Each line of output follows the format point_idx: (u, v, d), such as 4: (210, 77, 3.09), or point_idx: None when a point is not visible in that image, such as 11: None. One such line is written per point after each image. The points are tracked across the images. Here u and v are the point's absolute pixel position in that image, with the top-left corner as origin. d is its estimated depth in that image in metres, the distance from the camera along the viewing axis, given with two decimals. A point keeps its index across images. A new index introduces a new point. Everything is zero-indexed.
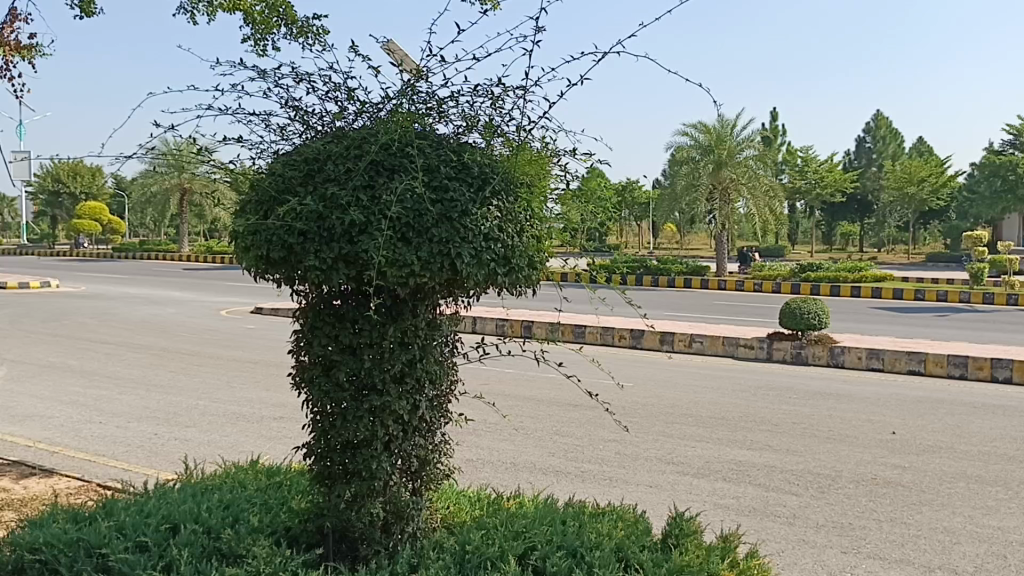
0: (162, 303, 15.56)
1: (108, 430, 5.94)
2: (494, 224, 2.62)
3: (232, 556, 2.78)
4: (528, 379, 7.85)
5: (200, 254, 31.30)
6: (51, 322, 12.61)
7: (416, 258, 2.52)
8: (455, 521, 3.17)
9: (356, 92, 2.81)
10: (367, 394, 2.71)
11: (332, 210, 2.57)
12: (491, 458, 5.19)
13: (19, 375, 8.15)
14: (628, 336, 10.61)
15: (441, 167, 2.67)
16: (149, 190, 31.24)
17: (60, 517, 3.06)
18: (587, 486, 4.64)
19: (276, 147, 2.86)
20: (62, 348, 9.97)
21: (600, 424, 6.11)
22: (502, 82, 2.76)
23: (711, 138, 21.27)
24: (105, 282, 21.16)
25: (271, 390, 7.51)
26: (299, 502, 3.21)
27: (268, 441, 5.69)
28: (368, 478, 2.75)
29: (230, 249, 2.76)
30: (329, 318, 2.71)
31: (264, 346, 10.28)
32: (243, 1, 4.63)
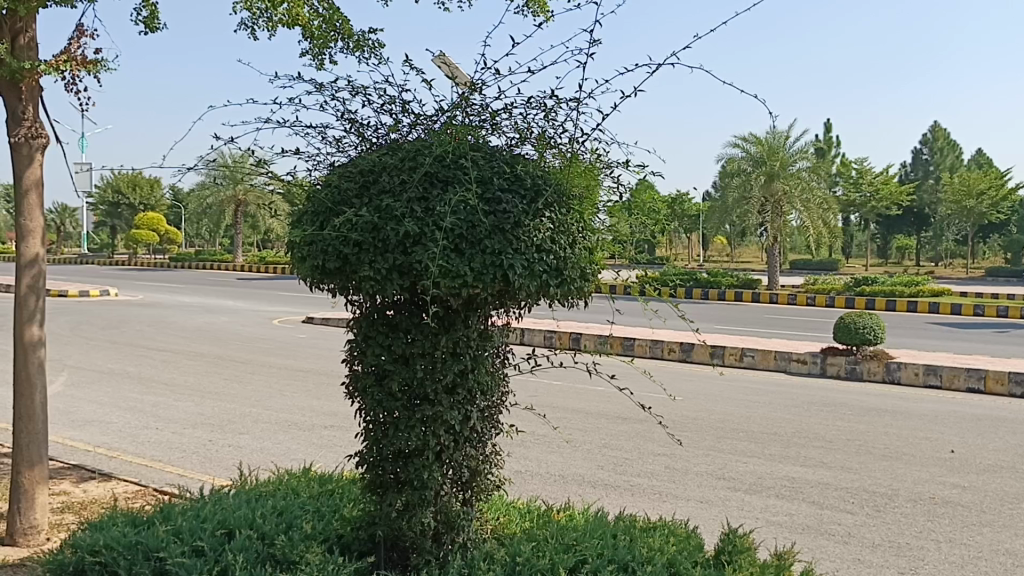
0: (217, 312, 15.87)
1: (165, 436, 6.06)
2: (547, 236, 2.63)
3: (286, 562, 2.82)
4: (576, 391, 7.82)
5: (254, 264, 31.84)
6: (111, 329, 12.94)
7: (469, 269, 2.54)
8: (505, 532, 3.17)
9: (411, 104, 2.85)
10: (419, 404, 2.72)
11: (386, 220, 2.60)
12: (540, 470, 5.18)
13: (80, 381, 8.37)
14: (678, 350, 10.51)
15: (495, 179, 2.68)
16: (205, 202, 31.94)
17: (119, 520, 3.13)
18: (636, 500, 4.61)
19: (333, 159, 2.91)
20: (121, 355, 10.22)
21: (649, 437, 6.06)
22: (555, 95, 2.77)
23: (763, 150, 21.01)
24: (162, 290, 21.68)
25: (322, 399, 7.60)
26: (351, 510, 3.23)
27: (319, 449, 5.76)
28: (419, 487, 2.77)
29: (287, 260, 2.80)
30: (382, 328, 2.74)
31: (316, 356, 10.41)
32: (301, 16, 4.71)
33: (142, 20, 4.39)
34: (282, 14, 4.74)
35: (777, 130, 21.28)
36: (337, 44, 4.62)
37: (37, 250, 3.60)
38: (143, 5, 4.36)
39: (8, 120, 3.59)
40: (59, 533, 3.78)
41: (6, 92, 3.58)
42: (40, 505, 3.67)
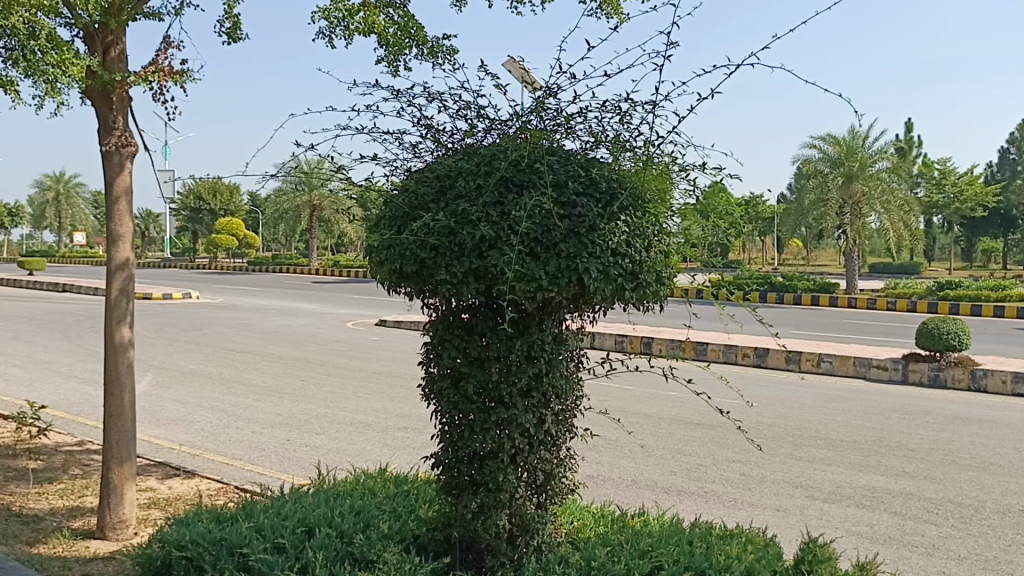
0: (293, 315, 16.23)
1: (245, 436, 6.23)
2: (622, 239, 2.62)
3: (364, 560, 2.88)
4: (649, 396, 7.76)
5: (328, 267, 32.46)
6: (193, 331, 13.34)
7: (544, 273, 2.55)
8: (580, 536, 3.16)
9: (486, 109, 2.87)
10: (494, 406, 2.74)
11: (462, 225, 2.62)
12: (612, 475, 5.15)
13: (164, 381, 8.67)
14: (753, 355, 10.33)
15: (570, 182, 2.68)
16: (282, 207, 32.71)
17: (204, 515, 3.22)
18: (712, 507, 4.55)
19: (409, 164, 2.95)
20: (203, 356, 10.53)
21: (724, 444, 5.97)
22: (630, 98, 2.76)
23: (841, 150, 20.55)
24: (242, 293, 22.26)
25: (396, 400, 7.70)
26: (426, 511, 3.27)
27: (393, 450, 5.84)
28: (494, 490, 2.79)
29: (365, 264, 2.85)
30: (458, 332, 2.76)
31: (389, 358, 10.55)
32: (378, 24, 4.79)
33: (225, 31, 4.53)
34: (359, 23, 4.83)
35: (856, 131, 20.92)
36: (411, 51, 4.68)
37: (127, 255, 3.74)
38: (226, 17, 4.50)
39: (100, 130, 3.75)
40: (146, 528, 3.91)
41: (98, 103, 3.74)
42: (128, 501, 3.81)
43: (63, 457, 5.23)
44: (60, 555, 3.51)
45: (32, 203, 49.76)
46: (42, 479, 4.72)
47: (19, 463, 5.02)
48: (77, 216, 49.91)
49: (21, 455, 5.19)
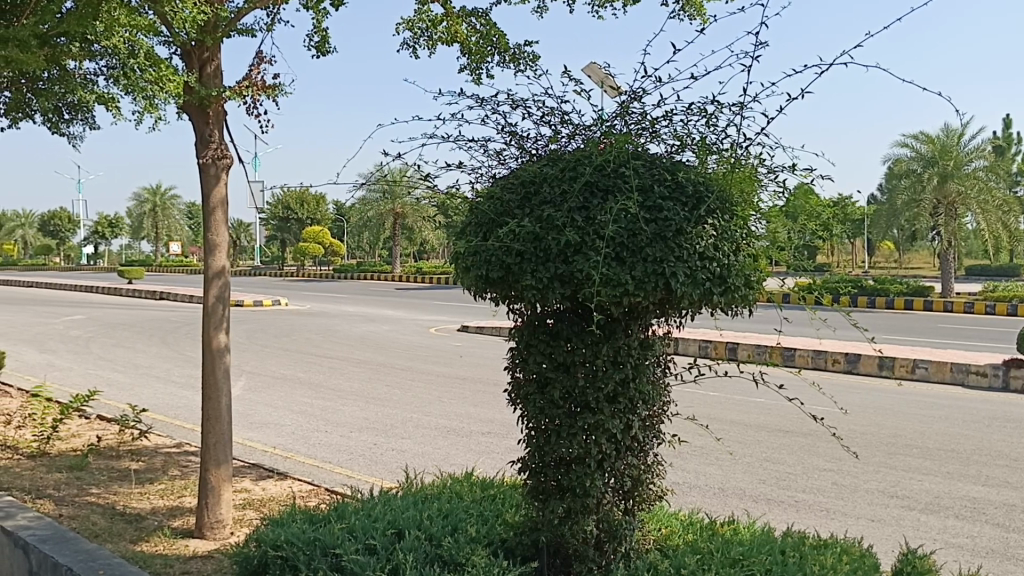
0: (378, 321, 16.53)
1: (334, 439, 6.37)
2: (710, 243, 2.59)
3: (453, 563, 2.90)
4: (735, 402, 7.62)
5: (411, 274, 32.98)
6: (282, 337, 13.72)
7: (630, 277, 2.53)
8: (669, 543, 3.13)
9: (570, 115, 2.88)
10: (580, 411, 2.74)
11: (548, 230, 2.63)
12: (699, 482, 5.08)
13: (256, 385, 8.94)
14: (843, 361, 10.06)
15: (656, 186, 2.67)
16: (366, 217, 33.37)
17: (298, 516, 3.31)
18: (803, 516, 4.44)
19: (494, 171, 2.98)
20: (292, 361, 10.82)
21: (815, 452, 5.83)
22: (716, 99, 2.73)
23: (934, 149, 19.90)
24: (328, 300, 22.80)
25: (479, 406, 7.76)
26: (512, 515, 3.29)
27: (477, 454, 5.89)
28: (582, 495, 2.78)
29: (451, 271, 2.88)
30: (543, 337, 2.77)
31: (472, 364, 10.64)
32: (459, 33, 4.85)
33: (314, 45, 4.65)
34: (442, 32, 4.90)
35: (951, 129, 20.19)
36: (493, 58, 4.71)
37: (223, 263, 3.87)
38: (315, 31, 4.63)
39: (198, 144, 3.91)
40: (242, 528, 4.03)
41: (195, 118, 3.89)
42: (224, 501, 3.93)
43: (163, 458, 5.44)
44: (161, 553, 3.65)
45: (130, 215, 52.02)
46: (144, 480, 4.93)
47: (122, 464, 5.24)
48: (173, 227, 51.93)
49: (124, 456, 5.43)
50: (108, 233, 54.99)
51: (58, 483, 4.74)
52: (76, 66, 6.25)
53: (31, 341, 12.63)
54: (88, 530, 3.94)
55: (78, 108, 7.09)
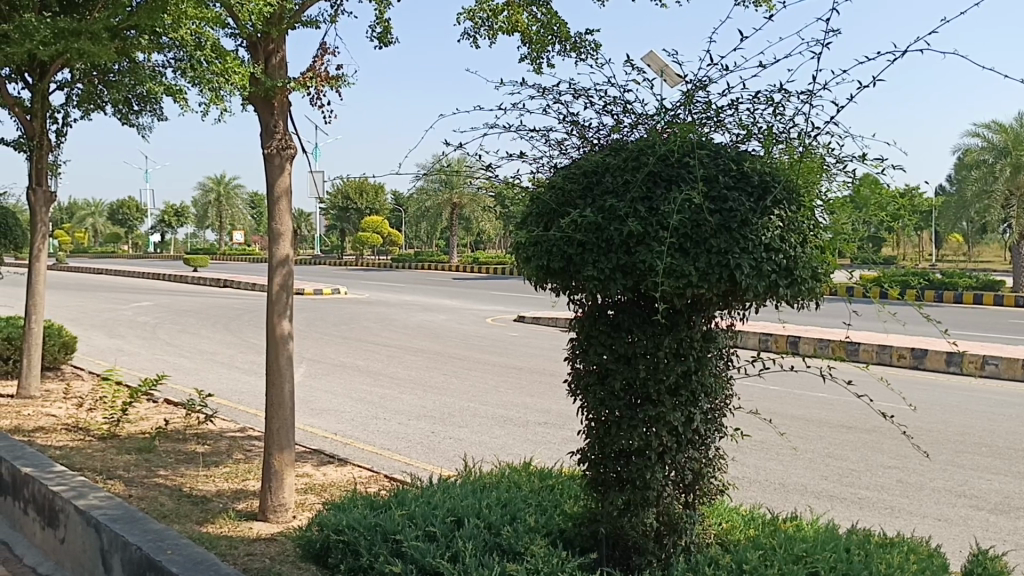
0: (434, 310, 16.63)
1: (392, 426, 6.45)
2: (776, 234, 2.54)
3: (512, 552, 2.91)
4: (796, 397, 7.49)
5: (467, 264, 33.12)
6: (342, 325, 13.90)
7: (694, 269, 2.50)
8: (730, 538, 3.10)
9: (633, 104, 2.85)
10: (641, 404, 2.72)
11: (610, 220, 2.61)
12: (759, 477, 5.01)
13: (317, 372, 9.08)
14: (909, 356, 9.83)
15: (720, 177, 2.63)
16: (423, 207, 33.62)
17: (359, 502, 3.36)
18: (866, 514, 4.35)
19: (556, 161, 2.96)
20: (352, 349, 10.96)
21: (879, 449, 5.70)
22: (784, 88, 2.67)
23: (1008, 139, 19.21)
24: (386, 289, 23.04)
25: (536, 396, 7.77)
26: (571, 506, 3.29)
27: (534, 444, 5.90)
28: (642, 488, 2.76)
29: (512, 261, 2.87)
30: (604, 328, 2.75)
31: (529, 354, 10.65)
32: (520, 22, 4.84)
33: (376, 36, 4.69)
34: (503, 22, 4.89)
35: None
36: (554, 47, 4.69)
37: (287, 251, 3.93)
38: (377, 22, 4.66)
39: (262, 135, 3.96)
40: (304, 512, 4.11)
41: (261, 109, 3.94)
42: (287, 485, 4.00)
43: (228, 442, 5.57)
44: (227, 535, 3.73)
45: (195, 204, 53.25)
46: (209, 463, 5.04)
47: (188, 447, 5.38)
48: (236, 216, 53.00)
49: (190, 439, 5.56)
50: (174, 222, 56.42)
51: (128, 464, 4.88)
52: (146, 58, 6.43)
53: (102, 327, 13.04)
54: (156, 510, 4.05)
55: (147, 99, 7.26)
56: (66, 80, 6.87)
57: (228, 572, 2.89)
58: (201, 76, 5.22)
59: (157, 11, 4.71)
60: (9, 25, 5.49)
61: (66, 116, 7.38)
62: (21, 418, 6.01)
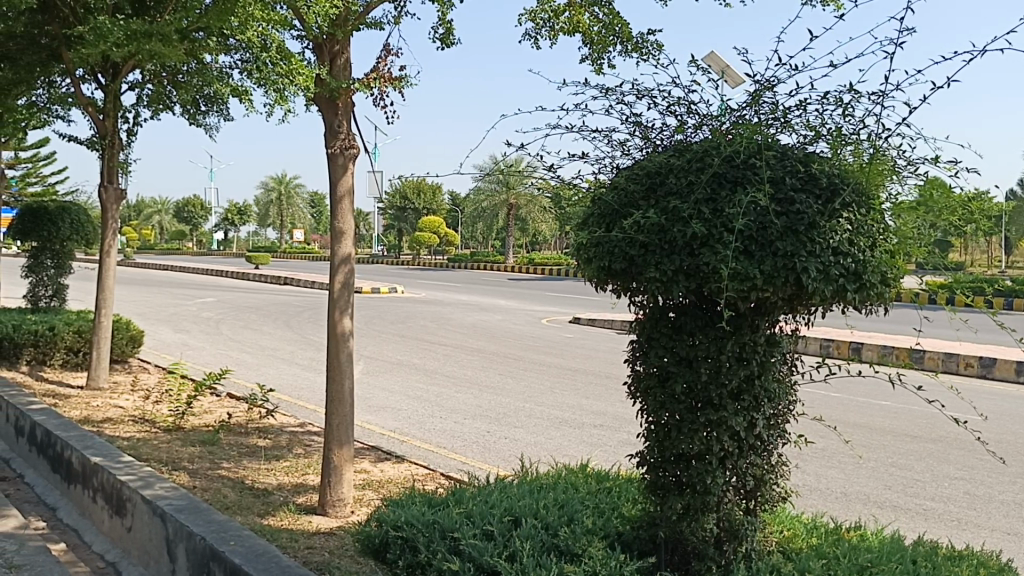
0: (490, 310, 16.67)
1: (448, 425, 6.49)
2: (845, 237, 2.48)
3: (569, 553, 2.90)
4: (859, 404, 7.32)
5: (523, 265, 33.15)
6: (400, 324, 14.04)
7: (759, 271, 2.46)
8: (791, 546, 3.05)
9: (696, 105, 2.82)
10: (703, 407, 2.69)
11: (674, 222, 2.58)
12: (820, 485, 4.92)
13: (374, 370, 9.18)
14: (976, 365, 9.56)
15: (787, 179, 2.59)
16: (480, 207, 33.76)
17: (417, 499, 3.38)
18: (932, 525, 4.24)
19: (618, 161, 2.95)
20: (408, 348, 11.07)
21: (945, 459, 5.55)
22: (853, 88, 2.62)
23: None
24: (442, 288, 23.20)
25: (591, 397, 7.74)
26: (629, 509, 3.27)
27: (590, 446, 5.88)
28: (702, 492, 2.73)
29: (573, 261, 2.86)
30: (665, 331, 2.73)
31: (584, 355, 10.62)
32: (582, 22, 4.81)
33: (439, 37, 4.72)
34: (564, 22, 4.88)
35: None
36: (615, 48, 4.65)
37: (348, 249, 3.99)
38: (440, 23, 4.69)
39: (327, 134, 4.02)
40: (362, 508, 4.15)
41: (325, 109, 3.99)
42: (346, 481, 4.05)
43: (288, 437, 5.66)
44: (287, 527, 3.79)
45: (257, 202, 54.27)
46: (270, 457, 5.14)
47: (250, 441, 5.48)
48: (296, 215, 53.89)
49: (252, 433, 5.67)
50: (237, 220, 57.62)
51: (192, 456, 5.00)
52: (213, 60, 6.60)
53: (167, 322, 13.37)
54: (219, 502, 4.14)
55: (214, 99, 7.43)
56: (137, 80, 7.06)
57: (290, 564, 2.94)
58: (267, 77, 5.35)
59: (225, 14, 4.82)
60: (85, 27, 5.67)
61: (137, 116, 7.59)
62: (90, 409, 6.19)
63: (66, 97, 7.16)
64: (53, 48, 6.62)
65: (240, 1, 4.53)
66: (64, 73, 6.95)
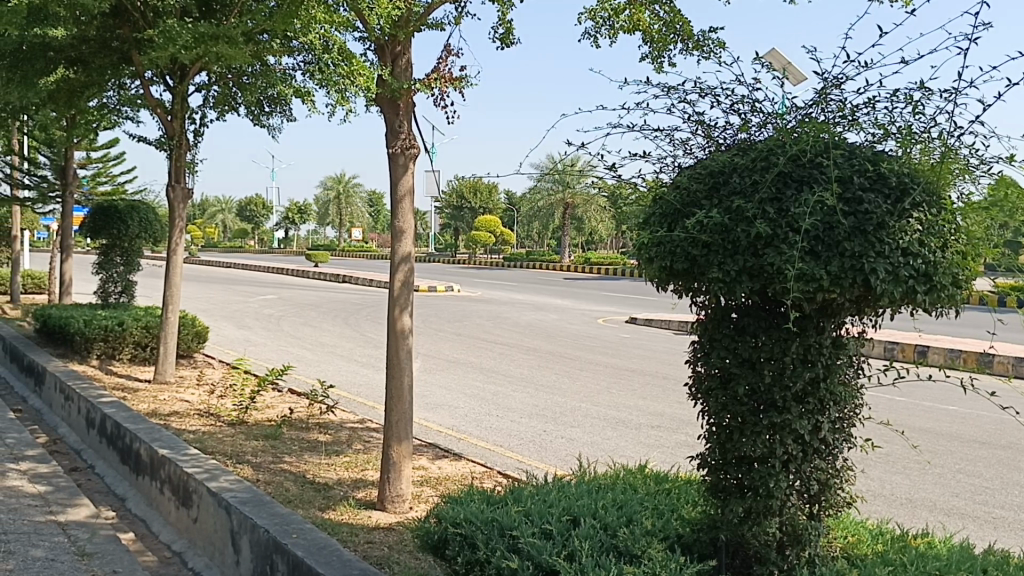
0: (545, 310, 16.65)
1: (505, 424, 6.51)
2: (915, 238, 2.42)
3: (628, 554, 2.89)
4: (925, 409, 7.14)
5: (579, 265, 33.06)
6: (456, 322, 14.13)
7: (826, 272, 2.42)
8: (856, 552, 2.99)
9: (761, 102, 2.78)
10: (766, 410, 2.65)
11: (737, 222, 2.55)
12: (884, 491, 4.81)
13: (431, 368, 9.26)
14: None
15: (855, 177, 2.54)
16: (536, 206, 33.79)
17: (476, 496, 3.40)
18: (1002, 535, 4.11)
19: (680, 161, 2.92)
20: (465, 346, 11.15)
21: (1016, 467, 5.38)
22: (925, 86, 2.55)
23: None
24: (497, 288, 23.27)
25: (648, 398, 7.69)
26: (689, 511, 3.24)
27: (647, 447, 5.85)
28: (764, 496, 2.69)
29: (633, 261, 2.84)
30: (728, 331, 2.70)
31: (640, 356, 10.57)
32: (642, 21, 4.78)
33: (499, 37, 4.73)
34: (624, 21, 4.85)
35: None
36: (676, 46, 4.60)
37: (408, 248, 4.03)
38: (500, 23, 4.70)
39: (387, 134, 4.06)
40: (420, 504, 4.19)
41: (387, 109, 4.03)
42: (405, 477, 4.09)
43: (348, 433, 5.74)
44: (347, 522, 3.84)
45: (316, 202, 55.10)
46: (331, 452, 5.22)
47: (312, 436, 5.57)
48: (355, 214, 54.61)
49: (312, 428, 5.76)
50: (297, 219, 58.61)
51: (256, 450, 5.10)
52: (277, 61, 6.72)
53: (230, 318, 13.66)
54: (282, 495, 4.22)
55: (277, 100, 7.57)
56: (204, 82, 7.23)
57: (351, 557, 2.98)
58: (329, 78, 5.45)
59: (289, 16, 4.91)
60: (155, 30, 5.81)
61: (203, 116, 7.78)
62: (157, 402, 6.36)
63: (136, 99, 7.36)
64: (123, 51, 6.82)
65: (304, 4, 4.60)
66: (134, 75, 7.15)
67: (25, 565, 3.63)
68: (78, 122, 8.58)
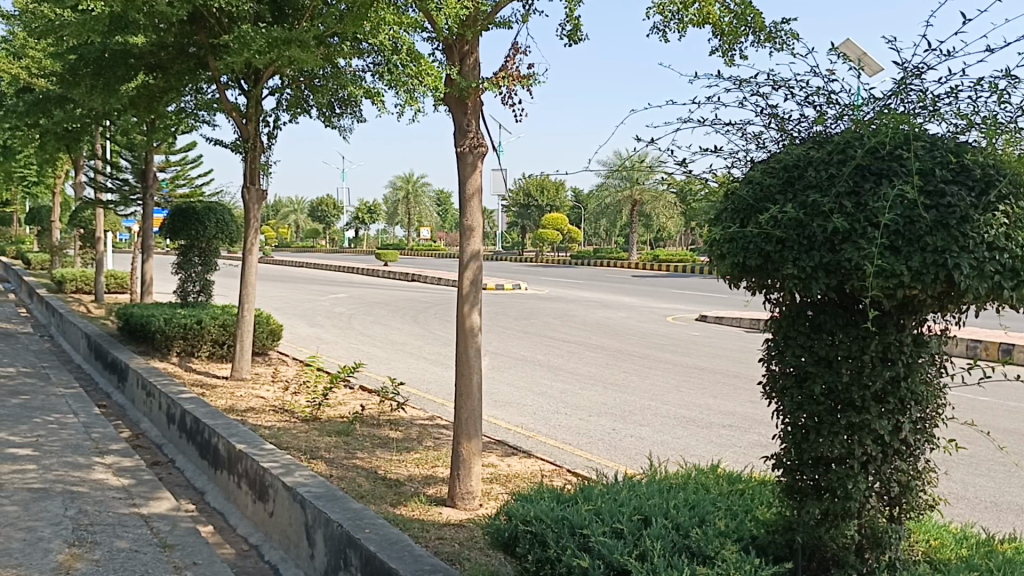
0: (614, 307, 16.56)
1: (574, 422, 6.50)
2: (1000, 232, 2.34)
3: (701, 555, 2.84)
4: (1011, 410, 6.87)
5: (648, 262, 32.76)
6: (523, 320, 14.15)
7: (907, 268, 2.34)
8: (938, 557, 2.90)
9: (837, 94, 2.71)
10: (844, 409, 2.58)
11: (813, 216, 2.49)
12: (968, 494, 4.65)
13: (500, 366, 9.29)
14: None
15: (937, 170, 2.46)
16: (604, 203, 33.58)
17: (546, 493, 3.40)
18: None
19: (753, 155, 2.87)
20: (533, 344, 11.15)
21: None
22: (1011, 73, 2.45)
23: None
24: (564, 285, 23.22)
25: (718, 397, 7.59)
26: (763, 513, 3.18)
27: (718, 447, 5.77)
28: (843, 498, 2.62)
29: (704, 258, 2.79)
30: (804, 328, 2.64)
31: (710, 354, 10.43)
32: (712, 14, 4.70)
33: (566, 33, 4.70)
34: (693, 14, 4.78)
35: None
36: (748, 38, 4.51)
37: (477, 247, 4.06)
38: (567, 20, 4.67)
39: (456, 134, 4.08)
40: (489, 501, 4.20)
41: (455, 109, 4.05)
42: (475, 474, 4.10)
43: (419, 430, 5.81)
44: (419, 518, 3.88)
45: (385, 202, 55.74)
46: (402, 448, 5.28)
47: (383, 432, 5.65)
48: (423, 213, 55.07)
49: (384, 425, 5.84)
50: (366, 219, 59.42)
51: (329, 446, 5.19)
52: (347, 64, 6.84)
53: (302, 316, 13.92)
54: (355, 490, 4.28)
55: (348, 102, 7.68)
56: (277, 86, 7.39)
57: (422, 553, 3.00)
58: (398, 79, 5.52)
59: (359, 20, 4.99)
60: (229, 36, 5.94)
61: (276, 120, 7.94)
62: (234, 398, 6.53)
63: (212, 103, 7.57)
64: (200, 57, 6.93)
65: (374, 6, 4.67)
66: (210, 80, 7.35)
67: (111, 555, 3.76)
68: (157, 127, 8.85)
